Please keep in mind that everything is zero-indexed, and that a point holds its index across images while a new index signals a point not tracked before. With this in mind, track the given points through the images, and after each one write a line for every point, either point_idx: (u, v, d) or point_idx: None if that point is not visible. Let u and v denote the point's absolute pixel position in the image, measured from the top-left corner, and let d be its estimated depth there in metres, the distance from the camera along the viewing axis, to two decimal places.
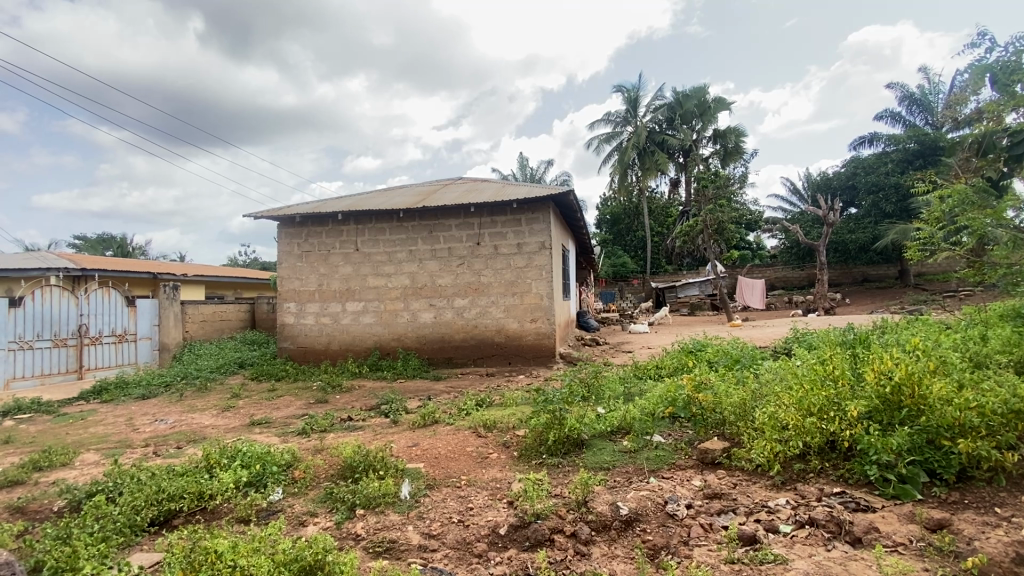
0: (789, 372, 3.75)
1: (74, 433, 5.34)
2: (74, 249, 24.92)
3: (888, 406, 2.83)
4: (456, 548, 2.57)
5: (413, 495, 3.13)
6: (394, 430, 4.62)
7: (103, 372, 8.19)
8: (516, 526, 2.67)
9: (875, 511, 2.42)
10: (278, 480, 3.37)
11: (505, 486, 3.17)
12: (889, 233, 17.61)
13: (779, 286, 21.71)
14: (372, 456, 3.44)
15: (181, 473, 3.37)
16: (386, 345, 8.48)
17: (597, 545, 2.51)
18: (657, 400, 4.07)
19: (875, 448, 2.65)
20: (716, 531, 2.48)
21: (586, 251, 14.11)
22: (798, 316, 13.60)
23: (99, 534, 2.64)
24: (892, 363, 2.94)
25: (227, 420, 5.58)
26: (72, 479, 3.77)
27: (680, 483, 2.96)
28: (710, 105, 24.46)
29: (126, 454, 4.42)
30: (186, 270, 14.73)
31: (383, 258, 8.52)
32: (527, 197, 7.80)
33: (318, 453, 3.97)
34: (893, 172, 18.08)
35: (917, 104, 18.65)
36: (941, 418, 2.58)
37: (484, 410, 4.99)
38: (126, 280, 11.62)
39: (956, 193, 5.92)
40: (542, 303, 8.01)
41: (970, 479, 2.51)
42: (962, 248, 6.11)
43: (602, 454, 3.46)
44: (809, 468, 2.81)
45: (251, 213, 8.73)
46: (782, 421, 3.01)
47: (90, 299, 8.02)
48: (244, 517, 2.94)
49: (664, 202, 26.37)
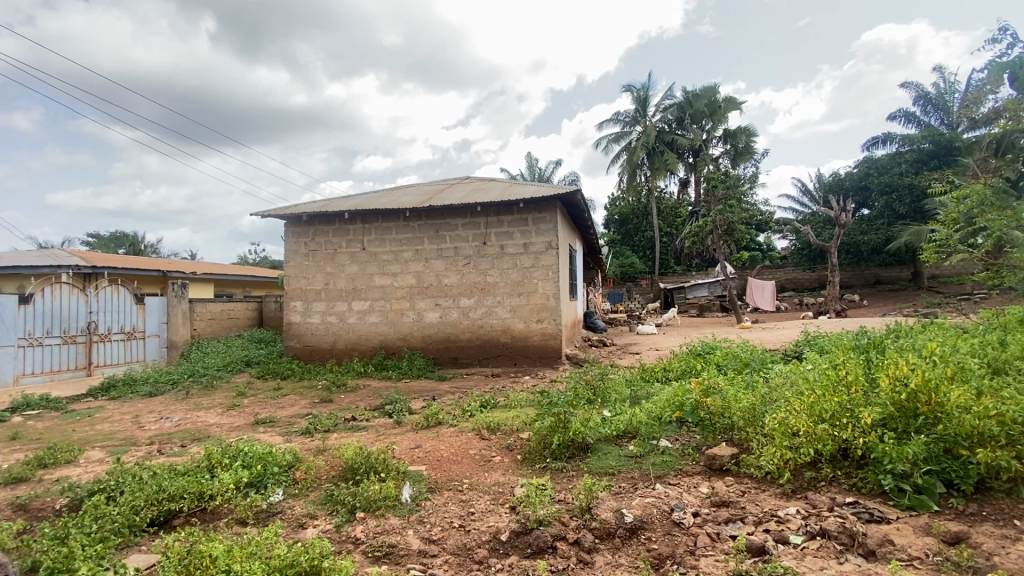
0: (799, 377, 3.66)
1: (81, 430, 5.37)
2: (89, 246, 25.31)
3: (903, 413, 2.73)
4: (457, 554, 2.52)
5: (414, 498, 3.09)
6: (398, 431, 4.59)
7: (113, 369, 8.24)
8: (518, 532, 2.60)
9: (889, 523, 2.34)
10: (279, 482, 3.34)
11: (508, 491, 3.11)
12: (902, 235, 17.31)
13: (789, 287, 21.49)
14: (374, 457, 3.40)
15: (182, 472, 3.35)
16: (392, 344, 8.46)
17: (600, 552, 2.45)
18: (664, 403, 4.00)
19: (890, 457, 2.55)
20: (724, 540, 2.40)
21: (594, 251, 13.98)
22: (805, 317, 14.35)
23: (97, 534, 2.63)
24: (907, 369, 2.84)
25: (231, 419, 5.58)
26: (75, 477, 3.76)
27: (687, 491, 2.89)
28: (720, 104, 24.23)
29: (129, 452, 4.42)
30: (196, 268, 14.82)
31: (389, 258, 8.50)
32: (534, 197, 7.74)
33: (321, 454, 3.93)
34: (907, 172, 17.78)
35: (932, 103, 18.35)
36: (959, 426, 2.49)
37: (488, 412, 4.94)
38: (136, 277, 11.71)
39: (975, 193, 5.73)
40: (548, 304, 7.94)
41: (989, 490, 2.42)
42: (979, 250, 5.96)
43: (608, 459, 3.40)
44: (820, 476, 2.73)
45: (259, 212, 8.75)
46: (793, 427, 2.92)
47: (99, 296, 8.08)
48: (244, 518, 2.92)
49: (673, 202, 26.16)
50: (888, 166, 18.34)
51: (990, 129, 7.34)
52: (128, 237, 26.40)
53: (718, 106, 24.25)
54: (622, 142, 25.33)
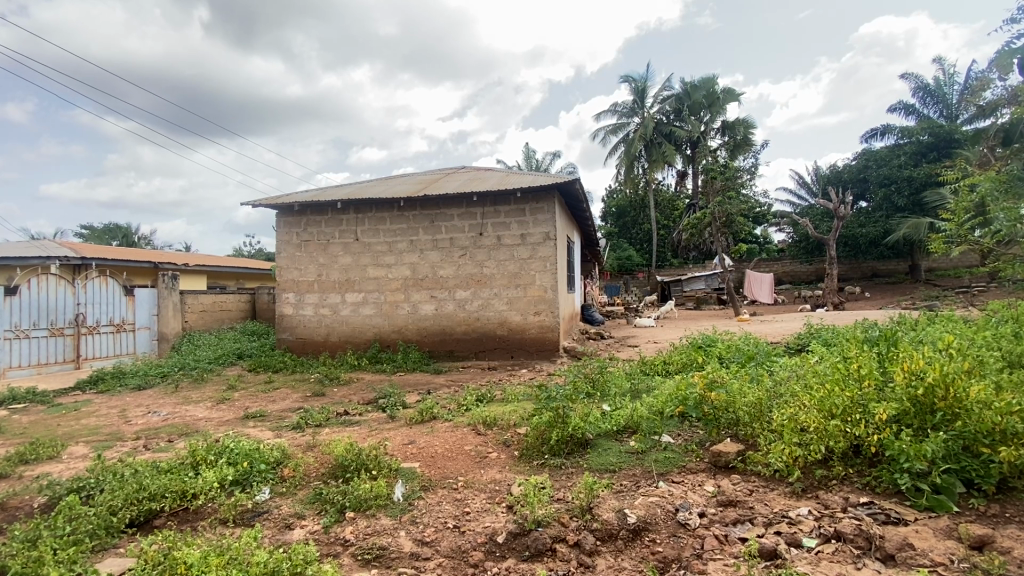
0: (807, 371, 3.50)
1: (66, 424, 5.22)
2: (82, 238, 25.03)
3: (920, 409, 2.60)
4: (451, 557, 2.40)
5: (407, 497, 2.96)
6: (391, 426, 4.45)
7: (101, 362, 8.07)
8: (514, 534, 2.47)
9: (907, 525, 2.22)
10: (265, 479, 3.20)
11: (504, 489, 2.98)
12: (901, 228, 17.17)
13: (786, 281, 21.50)
14: (366, 454, 3.26)
15: (165, 470, 3.20)
16: (387, 337, 8.30)
17: (602, 556, 2.33)
18: (667, 398, 3.87)
19: (906, 455, 2.42)
20: (733, 544, 2.27)
21: (593, 242, 13.78)
22: (828, 317, 9.67)
23: (69, 538, 2.48)
24: (923, 363, 2.71)
25: (221, 413, 5.44)
26: (56, 474, 3.61)
27: (691, 489, 2.76)
28: (719, 96, 23.95)
29: (113, 448, 4.26)
30: (188, 259, 14.57)
31: (384, 248, 8.32)
32: (531, 185, 7.54)
33: (310, 450, 3.78)
34: (906, 164, 17.56)
35: (932, 95, 18.21)
36: (980, 423, 2.37)
37: (485, 407, 4.81)
38: (125, 268, 11.48)
39: (988, 180, 5.55)
40: (546, 296, 7.79)
41: (1012, 490, 2.30)
42: (987, 242, 5.83)
43: (607, 455, 3.27)
44: (832, 475, 2.61)
45: (249, 201, 8.54)
46: (802, 424, 2.79)
47: (87, 287, 7.89)
48: (227, 518, 2.78)
49: (671, 194, 25.85)
50: (887, 158, 18.10)
51: (999, 117, 7.18)
52: (121, 229, 26.00)
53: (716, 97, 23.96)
54: (619, 134, 25.13)
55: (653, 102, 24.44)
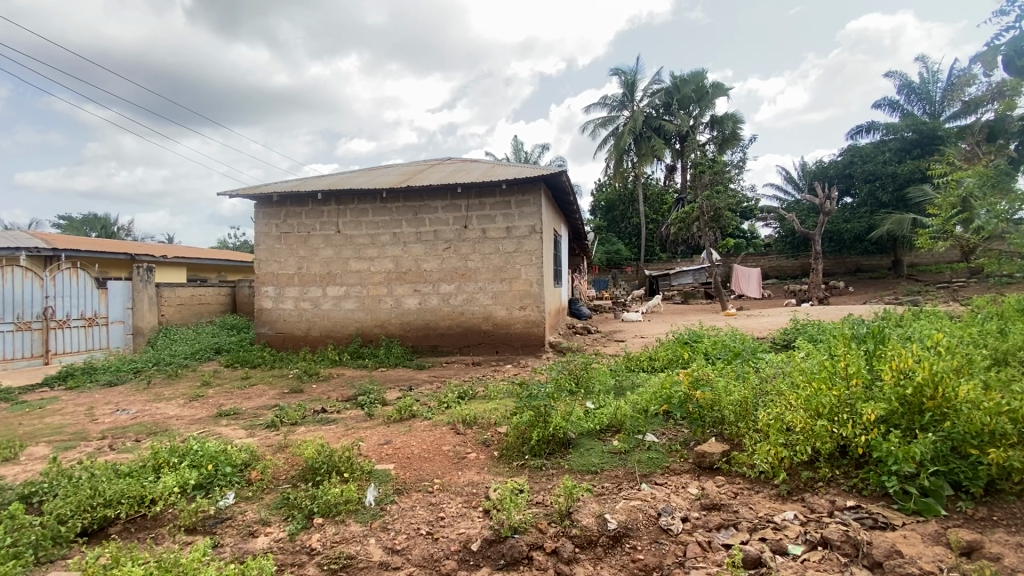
0: (795, 369, 3.41)
1: (28, 423, 4.98)
2: (59, 229, 24.43)
3: (907, 408, 2.51)
4: (422, 567, 2.28)
5: (379, 501, 2.83)
6: (368, 425, 4.32)
7: (72, 357, 7.79)
8: (490, 541, 2.37)
9: (894, 530, 2.14)
10: (231, 483, 3.04)
11: (482, 492, 2.86)
12: (884, 223, 17.24)
13: (772, 275, 21.76)
14: (337, 456, 3.10)
15: (125, 474, 3.02)
16: (369, 331, 8.13)
17: (581, 564, 2.23)
18: (651, 396, 3.78)
19: (894, 457, 2.33)
20: (716, 550, 2.19)
21: (581, 235, 13.66)
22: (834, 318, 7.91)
23: (9, 551, 2.32)
24: (912, 361, 2.62)
25: (192, 411, 5.24)
26: (11, 477, 3.43)
27: (674, 492, 2.66)
28: (708, 90, 23.83)
29: (76, 449, 4.07)
30: (167, 251, 14.19)
31: (366, 241, 8.13)
32: (516, 177, 7.38)
33: (280, 451, 3.61)
34: (891, 161, 17.77)
35: (916, 93, 18.36)
36: (969, 423, 2.29)
37: (465, 404, 4.69)
38: (99, 261, 11.10)
39: (975, 175, 5.49)
40: (531, 290, 7.68)
41: (999, 492, 2.24)
42: (975, 237, 5.77)
43: (589, 456, 3.16)
44: (818, 476, 2.54)
45: (227, 191, 8.28)
46: (788, 423, 2.71)
47: (56, 280, 7.60)
48: (188, 526, 2.63)
49: (660, 188, 25.83)
50: (872, 154, 18.28)
51: (983, 112, 7.16)
52: (99, 220, 25.38)
53: (705, 91, 23.82)
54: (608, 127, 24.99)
55: (643, 96, 24.32)
